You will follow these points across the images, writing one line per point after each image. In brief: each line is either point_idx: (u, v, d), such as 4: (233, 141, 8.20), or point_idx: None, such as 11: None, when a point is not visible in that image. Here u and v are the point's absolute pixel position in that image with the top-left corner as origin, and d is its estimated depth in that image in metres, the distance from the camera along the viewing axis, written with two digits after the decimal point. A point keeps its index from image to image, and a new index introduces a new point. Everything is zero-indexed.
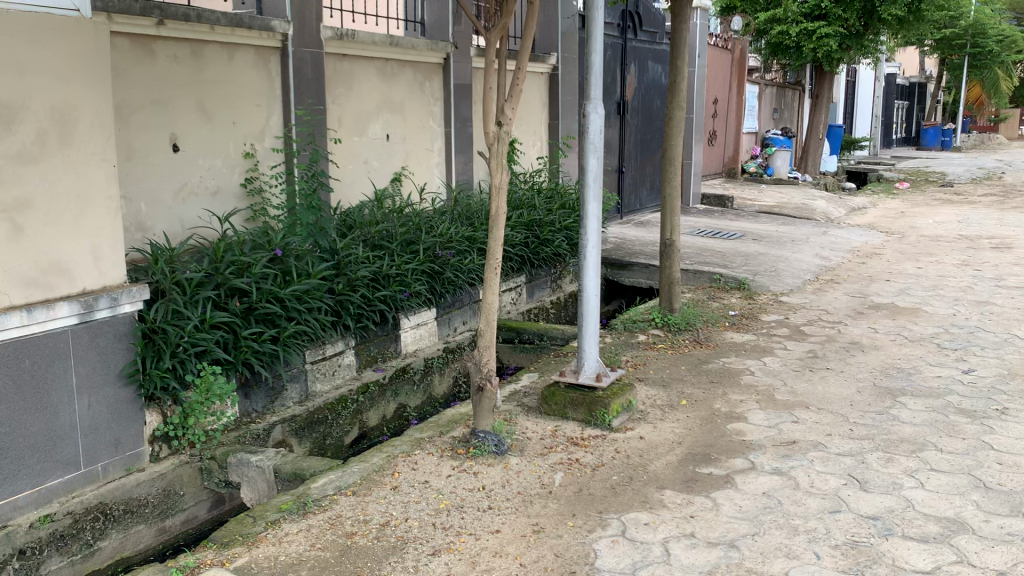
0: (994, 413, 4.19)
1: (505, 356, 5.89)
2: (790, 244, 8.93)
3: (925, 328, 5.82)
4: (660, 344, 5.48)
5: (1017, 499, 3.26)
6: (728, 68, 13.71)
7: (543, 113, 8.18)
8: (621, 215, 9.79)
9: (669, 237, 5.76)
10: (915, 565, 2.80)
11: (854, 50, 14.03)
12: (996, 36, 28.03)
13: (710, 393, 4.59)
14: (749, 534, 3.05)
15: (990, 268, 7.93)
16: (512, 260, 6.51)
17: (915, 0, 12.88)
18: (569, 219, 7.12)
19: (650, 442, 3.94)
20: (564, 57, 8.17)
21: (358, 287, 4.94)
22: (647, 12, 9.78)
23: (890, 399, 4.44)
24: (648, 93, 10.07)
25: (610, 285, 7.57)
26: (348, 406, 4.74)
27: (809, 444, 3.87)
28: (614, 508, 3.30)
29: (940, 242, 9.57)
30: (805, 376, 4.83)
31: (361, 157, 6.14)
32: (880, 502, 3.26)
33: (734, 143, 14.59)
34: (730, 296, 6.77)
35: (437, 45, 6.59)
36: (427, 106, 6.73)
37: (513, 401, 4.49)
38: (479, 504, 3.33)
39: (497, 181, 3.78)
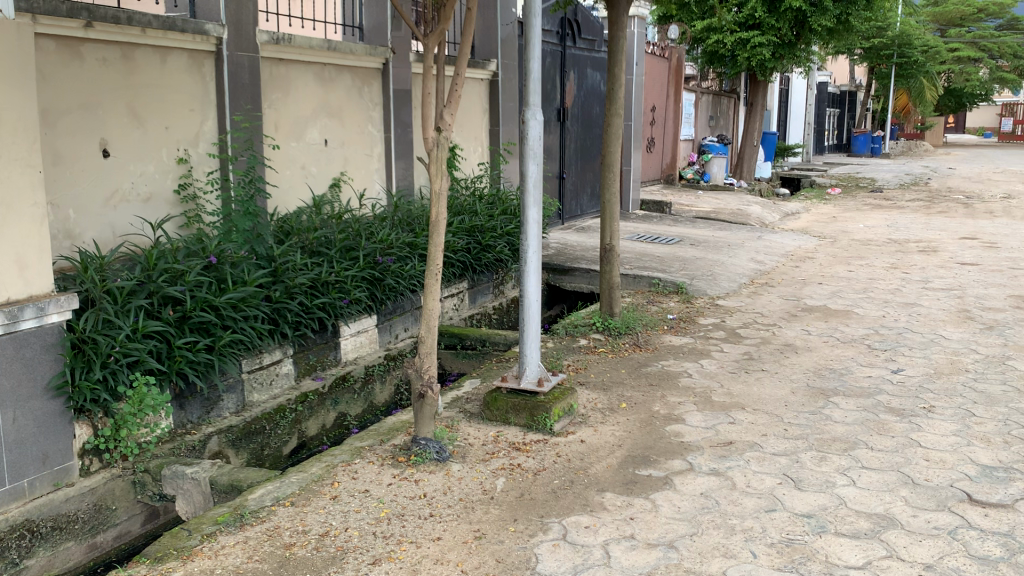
0: (921, 411, 4.32)
1: (447, 362, 5.89)
2: (727, 249, 9.09)
3: (856, 330, 5.97)
4: (601, 349, 5.52)
5: (944, 493, 3.36)
6: (665, 76, 13.91)
7: (484, 119, 8.18)
8: (562, 220, 9.84)
9: (609, 242, 5.80)
10: (847, 561, 2.87)
11: (786, 60, 14.41)
12: (921, 47, 29.03)
13: (649, 396, 4.64)
14: (687, 535, 3.09)
15: (918, 270, 8.19)
16: (454, 266, 6.45)
17: (843, 13, 13.33)
18: (510, 225, 7.12)
19: (591, 445, 3.96)
20: (503, 63, 8.20)
21: (297, 294, 4.87)
22: (585, 20, 9.87)
23: (823, 399, 4.54)
24: (587, 99, 10.16)
25: (551, 290, 7.61)
26: (287, 415, 4.67)
27: (745, 444, 3.94)
28: (556, 512, 3.30)
29: (870, 246, 9.85)
30: (741, 378, 4.92)
31: (298, 162, 6.06)
32: (814, 500, 3.34)
33: (672, 150, 14.80)
34: (668, 300, 6.86)
35: (375, 50, 6.56)
36: (367, 112, 6.68)
37: (454, 408, 4.47)
38: (419, 512, 3.31)
39: (436, 187, 3.76)
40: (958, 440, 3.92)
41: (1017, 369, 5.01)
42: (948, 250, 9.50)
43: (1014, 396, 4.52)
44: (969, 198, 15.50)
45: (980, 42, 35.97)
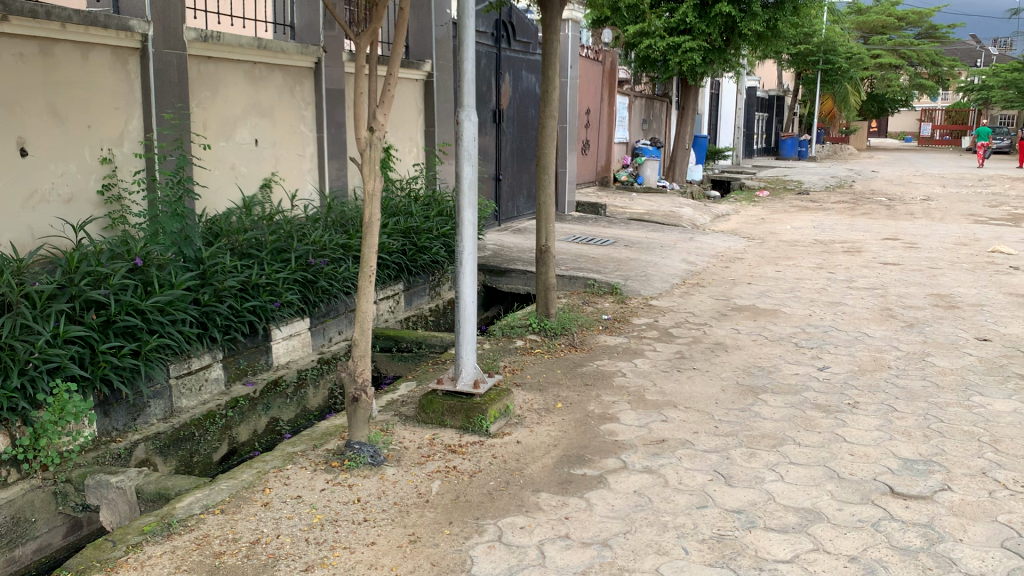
0: (846, 407, 4.45)
1: (383, 365, 5.80)
2: (660, 250, 9.22)
3: (784, 328, 6.11)
4: (537, 349, 5.54)
5: (868, 487, 3.46)
6: (598, 80, 14.04)
7: (419, 119, 8.13)
8: (498, 222, 9.84)
9: (545, 243, 5.80)
10: (775, 556, 2.93)
11: (716, 64, 14.69)
12: (844, 54, 29.97)
13: (584, 396, 4.67)
14: (621, 533, 3.12)
15: (843, 270, 8.44)
16: (390, 267, 6.40)
17: (772, 19, 13.77)
18: (446, 226, 7.08)
19: (527, 446, 3.97)
20: (438, 64, 8.17)
21: (225, 298, 4.76)
22: (520, 21, 9.90)
23: (752, 396, 4.64)
24: (522, 102, 10.19)
25: (487, 291, 7.60)
26: (217, 421, 4.56)
27: (677, 442, 3.99)
28: (491, 513, 3.30)
29: (797, 246, 10.11)
30: (673, 377, 4.99)
31: (227, 162, 5.94)
32: (744, 496, 3.40)
33: (607, 152, 14.92)
34: (603, 300, 6.93)
35: (308, 49, 6.47)
36: (298, 111, 6.57)
37: (389, 411, 4.43)
38: (353, 518, 3.27)
39: (369, 188, 3.72)
40: (881, 435, 4.04)
41: (936, 365, 5.19)
42: (871, 250, 9.80)
43: (933, 391, 4.68)
44: (891, 200, 16.03)
45: (900, 50, 37.23)
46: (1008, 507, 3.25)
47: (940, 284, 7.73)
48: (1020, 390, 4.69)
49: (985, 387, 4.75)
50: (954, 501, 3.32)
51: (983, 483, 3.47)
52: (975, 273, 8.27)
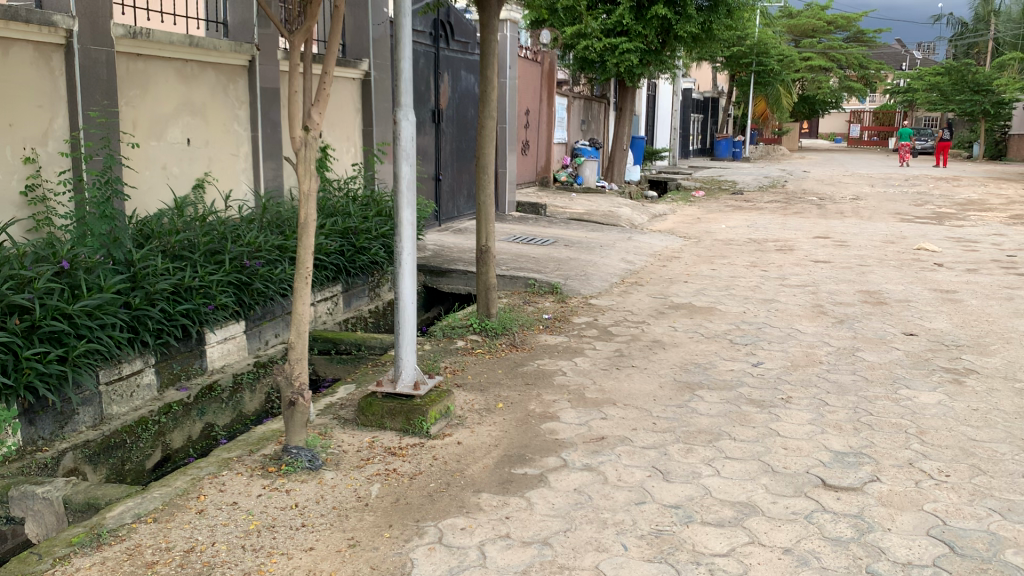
0: (779, 402, 4.54)
1: (321, 368, 5.73)
2: (599, 249, 9.29)
3: (719, 325, 6.23)
4: (478, 349, 5.53)
5: (800, 480, 3.54)
6: (537, 80, 14.11)
7: (356, 119, 8.04)
8: (439, 222, 9.78)
9: (485, 243, 5.78)
10: (712, 549, 2.97)
11: (653, 66, 14.88)
12: (776, 56, 30.69)
13: (525, 395, 4.68)
14: (561, 531, 3.13)
15: (776, 268, 8.62)
16: (328, 269, 6.32)
17: (707, 21, 13.99)
18: (385, 226, 7.00)
19: (467, 446, 3.96)
20: (375, 63, 8.10)
21: (157, 301, 4.63)
22: (458, 21, 9.88)
23: (689, 393, 4.71)
24: (461, 102, 10.18)
25: (428, 292, 7.56)
26: (149, 427, 4.47)
27: (616, 439, 4.03)
28: (431, 515, 3.28)
29: (732, 245, 10.31)
30: (612, 374, 5.03)
31: (158, 162, 5.80)
32: (681, 491, 3.45)
33: (546, 153, 14.99)
34: (543, 300, 6.95)
35: (241, 47, 6.35)
36: (231, 110, 6.45)
37: (327, 414, 4.37)
38: (291, 523, 3.22)
39: (305, 187, 3.67)
40: (813, 429, 4.13)
41: (865, 360, 5.34)
42: (803, 248, 10.04)
43: (862, 385, 4.82)
44: (823, 199, 16.44)
45: (830, 52, 38.25)
46: (933, 497, 3.36)
47: (868, 280, 7.96)
48: (943, 382, 4.86)
49: (912, 380, 4.90)
50: (883, 492, 3.41)
51: (910, 474, 3.58)
52: (902, 270, 8.53)
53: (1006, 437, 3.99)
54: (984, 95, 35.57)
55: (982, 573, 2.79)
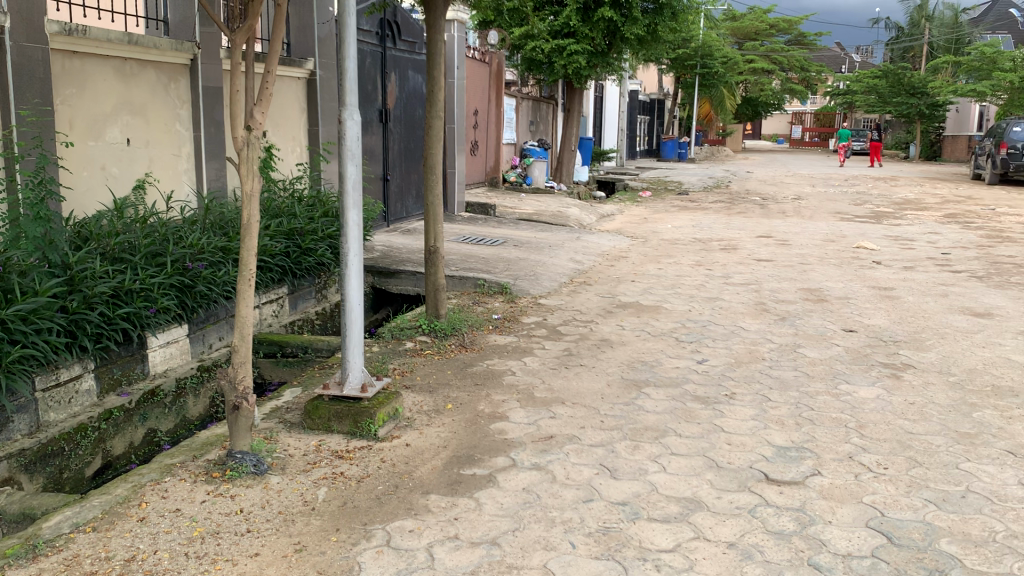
0: (723, 398, 4.61)
1: (267, 371, 5.66)
2: (548, 249, 9.33)
3: (665, 324, 6.30)
4: (427, 350, 5.51)
5: (744, 475, 3.60)
6: (485, 81, 14.12)
7: (301, 118, 7.95)
8: (387, 223, 9.72)
9: (433, 244, 5.75)
10: (658, 545, 3.01)
11: (600, 68, 15.03)
12: (719, 59, 31.23)
13: (474, 396, 4.68)
14: (510, 531, 3.13)
15: (720, 267, 8.76)
16: (273, 271, 6.24)
17: (652, 24, 14.18)
18: (332, 227, 6.93)
19: (416, 448, 3.94)
20: (321, 62, 8.02)
21: (96, 305, 4.53)
22: (405, 21, 9.84)
23: (636, 390, 4.75)
24: (408, 101, 10.12)
25: (377, 293, 7.51)
26: (89, 434, 4.34)
27: (565, 437, 4.05)
28: (379, 518, 3.26)
29: (679, 244, 10.46)
30: (561, 374, 5.06)
31: (96, 162, 5.66)
32: (629, 488, 3.48)
33: (495, 154, 14.99)
34: (492, 300, 6.95)
35: (182, 45, 6.23)
36: (173, 110, 6.32)
37: (273, 418, 4.31)
38: (236, 529, 3.17)
39: (248, 188, 3.61)
40: (756, 425, 4.21)
41: (806, 356, 5.45)
42: (747, 247, 10.22)
43: (804, 380, 4.92)
44: (766, 199, 16.77)
45: (772, 55, 39.03)
46: (872, 489, 3.44)
47: (810, 278, 8.13)
48: (881, 377, 4.99)
49: (851, 375, 5.02)
50: (824, 485, 3.49)
51: (850, 467, 3.66)
52: (841, 268, 8.73)
53: (942, 430, 4.11)
54: (919, 98, 36.64)
55: (918, 562, 2.87)
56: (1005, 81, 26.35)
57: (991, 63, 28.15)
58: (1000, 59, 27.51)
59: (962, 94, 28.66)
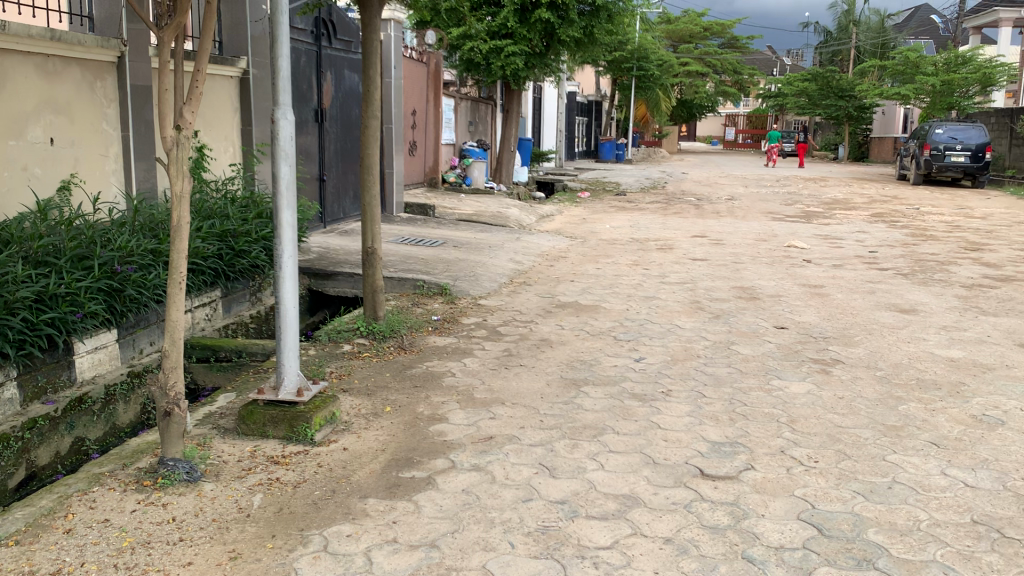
0: (660, 395, 4.67)
1: (200, 376, 5.53)
2: (487, 250, 9.33)
3: (604, 323, 6.35)
4: (365, 353, 5.46)
5: (680, 470, 3.65)
6: (423, 81, 14.06)
7: (234, 118, 7.81)
8: (323, 224, 9.61)
9: (371, 246, 5.69)
10: (596, 542, 3.03)
11: (537, 69, 15.12)
12: (655, 62, 31.73)
13: (413, 398, 4.65)
14: (448, 533, 3.12)
15: (657, 266, 8.88)
16: (206, 273, 6.11)
17: (588, 26, 14.32)
18: (267, 229, 6.81)
19: (354, 452, 3.90)
20: (255, 61, 7.88)
21: (18, 310, 4.36)
22: (341, 20, 9.74)
23: (574, 390, 4.78)
24: (345, 101, 10.03)
25: (313, 295, 7.41)
26: (12, 445, 4.19)
27: (504, 438, 4.05)
28: (316, 523, 3.21)
29: (617, 244, 10.57)
30: (501, 374, 5.06)
31: (17, 162, 5.46)
32: (567, 486, 3.50)
33: (434, 154, 14.94)
34: (432, 301, 6.93)
35: (109, 42, 6.06)
36: (99, 109, 6.14)
37: (206, 424, 4.21)
38: (168, 538, 3.09)
39: (177, 189, 3.53)
40: (692, 421, 4.27)
41: (740, 352, 5.56)
42: (683, 247, 10.39)
43: (737, 377, 5.01)
44: (701, 199, 17.05)
45: (706, 58, 39.81)
46: (803, 482, 3.53)
47: (743, 276, 8.30)
48: (812, 372, 5.12)
49: (783, 371, 5.14)
50: (757, 479, 3.56)
51: (782, 461, 3.75)
52: (774, 266, 8.93)
53: (869, 423, 4.23)
54: (847, 100, 37.70)
55: (847, 552, 2.94)
56: (927, 85, 27.28)
57: (914, 67, 29.13)
58: (923, 63, 28.49)
59: (887, 97, 29.60)
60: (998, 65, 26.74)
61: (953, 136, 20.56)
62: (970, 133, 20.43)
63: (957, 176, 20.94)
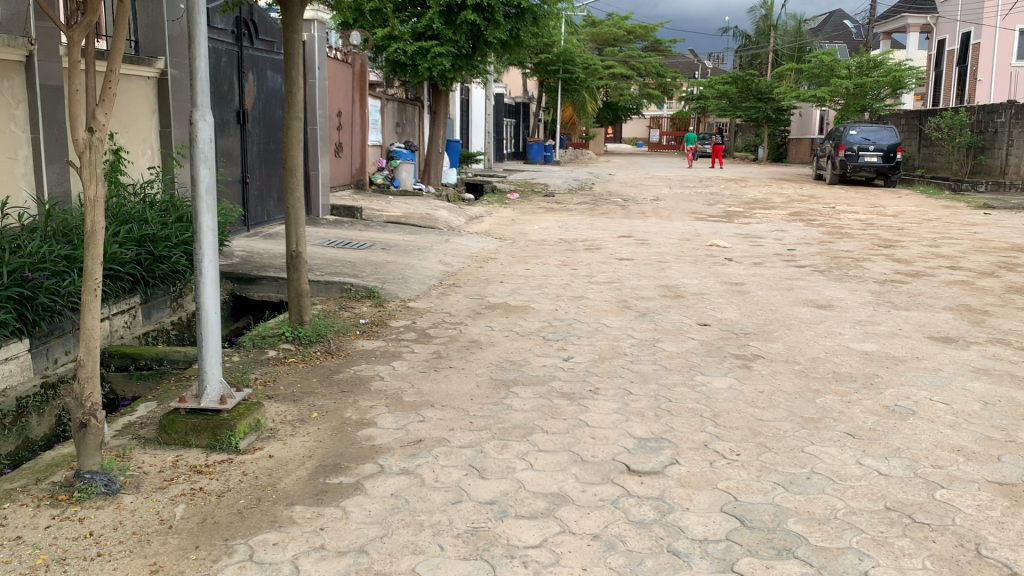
0: (588, 393, 4.72)
1: (119, 386, 5.38)
2: (416, 252, 9.28)
3: (532, 323, 6.39)
4: (290, 359, 5.37)
5: (608, 467, 3.70)
6: (349, 81, 13.94)
7: (152, 119, 7.60)
8: (247, 227, 9.42)
9: (295, 249, 5.59)
10: (525, 541, 3.05)
11: (464, 70, 15.11)
12: (580, 64, 32.07)
13: (340, 403, 4.60)
14: (377, 537, 3.10)
15: (585, 266, 8.98)
16: (124, 279, 5.93)
17: (514, 28, 14.40)
18: (187, 233, 6.62)
19: (280, 459, 3.84)
20: (173, 61, 7.68)
21: None
22: (261, 20, 9.58)
23: (504, 390, 4.80)
24: (267, 103, 9.85)
25: (237, 300, 7.26)
26: None
27: (434, 440, 4.04)
28: (241, 532, 3.15)
29: (545, 245, 10.65)
30: (430, 376, 5.05)
31: None
32: (496, 487, 3.51)
33: (361, 156, 14.78)
34: (360, 305, 6.86)
35: (15, 41, 5.82)
36: (7, 109, 5.88)
37: (126, 435, 4.09)
38: (85, 554, 2.99)
39: (91, 193, 3.42)
40: (619, 418, 4.33)
41: (665, 350, 5.66)
42: (610, 247, 10.52)
43: (663, 373, 5.11)
44: (628, 200, 17.30)
45: (630, 61, 40.45)
46: (725, 474, 3.61)
47: (668, 275, 8.45)
48: (733, 368, 5.24)
49: (706, 367, 5.25)
50: (681, 473, 3.63)
51: (706, 455, 3.83)
52: (697, 265, 9.12)
53: (788, 416, 4.36)
54: (766, 102, 38.72)
55: (768, 542, 3.02)
56: (841, 87, 28.22)
57: (829, 70, 30.10)
58: (837, 66, 29.44)
59: (805, 100, 30.51)
60: (906, 69, 27.84)
61: (866, 137, 21.32)
62: (883, 133, 21.28)
63: (870, 175, 21.71)
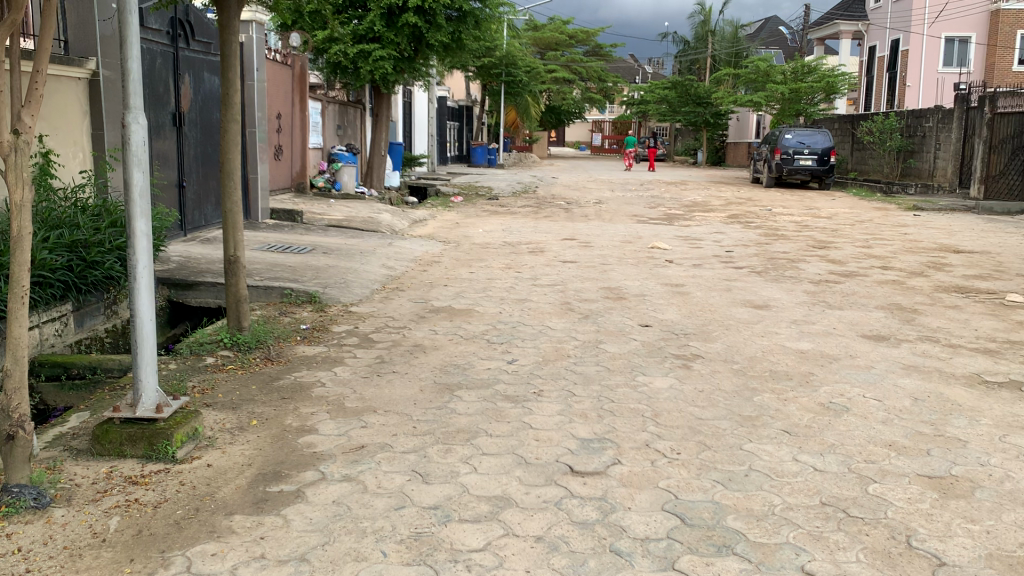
0: (532, 396, 4.73)
1: (50, 397, 5.23)
2: (358, 256, 9.20)
3: (476, 326, 6.39)
4: (229, 366, 5.27)
5: (551, 469, 3.71)
6: (288, 82, 13.78)
7: (83, 121, 7.39)
8: (184, 232, 9.23)
9: (233, 254, 5.50)
10: (468, 545, 3.04)
11: (406, 73, 15.05)
12: (522, 68, 32.17)
13: (280, 410, 4.52)
14: (319, 545, 3.06)
15: (528, 269, 9.01)
16: (54, 286, 5.76)
17: (456, 31, 14.40)
18: (121, 237, 6.45)
19: (218, 468, 3.76)
20: (105, 62, 7.49)
21: None
22: (197, 21, 9.40)
23: (447, 394, 4.78)
24: (204, 105, 9.67)
25: (173, 307, 7.11)
26: None
27: (376, 446, 4.01)
28: (178, 544, 3.08)
29: (489, 248, 10.66)
30: (373, 382, 5.01)
31: None
32: (439, 491, 3.49)
33: (301, 159, 14.60)
34: (301, 310, 6.77)
35: None
36: None
37: (57, 446, 3.97)
38: (13, 570, 2.89)
39: (17, 198, 3.31)
40: (562, 419, 4.35)
41: (607, 351, 5.71)
42: (553, 249, 10.58)
43: (606, 374, 5.15)
44: (571, 203, 17.42)
45: (572, 65, 40.76)
46: (666, 473, 3.66)
47: (611, 277, 8.53)
48: (674, 368, 5.31)
49: (647, 367, 5.31)
50: (623, 473, 3.66)
51: (647, 454, 3.87)
52: (638, 267, 9.22)
53: (727, 414, 4.43)
54: (705, 107, 39.38)
55: (708, 539, 3.07)
56: (777, 93, 28.88)
57: (765, 75, 30.77)
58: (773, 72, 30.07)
59: (742, 104, 31.13)
60: (839, 75, 28.60)
61: (801, 141, 21.89)
62: (817, 137, 21.86)
63: (805, 178, 22.23)
